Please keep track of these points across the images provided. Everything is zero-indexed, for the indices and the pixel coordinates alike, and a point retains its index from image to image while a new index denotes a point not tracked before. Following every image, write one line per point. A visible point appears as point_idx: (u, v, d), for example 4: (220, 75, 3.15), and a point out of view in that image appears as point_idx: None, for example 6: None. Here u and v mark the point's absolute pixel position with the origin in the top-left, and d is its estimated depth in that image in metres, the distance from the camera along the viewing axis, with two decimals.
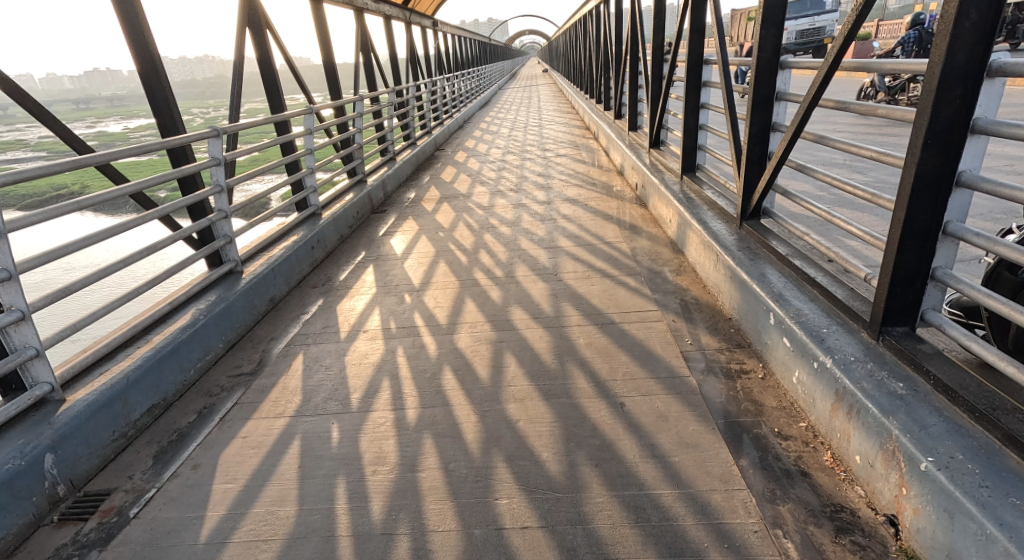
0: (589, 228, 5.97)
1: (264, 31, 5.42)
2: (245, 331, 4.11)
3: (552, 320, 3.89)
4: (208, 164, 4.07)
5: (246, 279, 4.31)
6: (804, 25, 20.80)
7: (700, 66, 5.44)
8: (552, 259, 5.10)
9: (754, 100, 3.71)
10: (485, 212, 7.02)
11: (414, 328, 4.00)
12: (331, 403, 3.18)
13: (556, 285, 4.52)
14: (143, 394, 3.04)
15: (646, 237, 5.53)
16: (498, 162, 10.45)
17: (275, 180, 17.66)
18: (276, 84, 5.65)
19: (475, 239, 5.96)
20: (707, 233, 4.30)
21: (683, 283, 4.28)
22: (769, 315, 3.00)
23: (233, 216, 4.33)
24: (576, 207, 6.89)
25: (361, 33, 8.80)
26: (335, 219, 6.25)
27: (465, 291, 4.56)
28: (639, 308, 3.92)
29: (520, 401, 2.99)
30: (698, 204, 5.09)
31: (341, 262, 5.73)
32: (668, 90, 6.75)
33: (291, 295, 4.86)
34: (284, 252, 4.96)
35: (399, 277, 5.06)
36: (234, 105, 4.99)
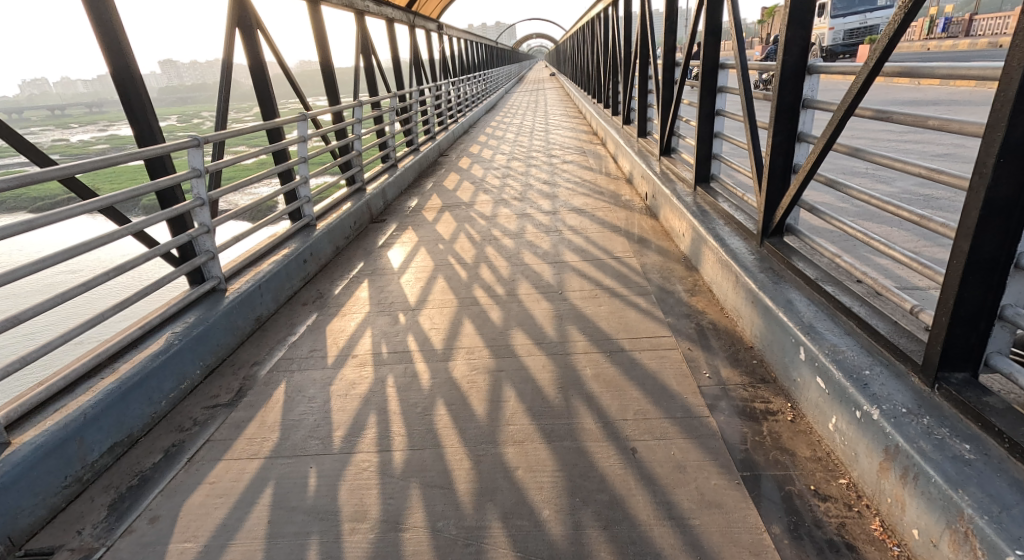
0: (596, 241, 5.66)
1: (256, 32, 5.17)
2: (226, 355, 3.82)
3: (556, 346, 3.58)
4: (189, 175, 3.77)
5: (229, 298, 4.02)
6: (854, 23, 19.62)
7: (716, 71, 5.11)
8: (558, 275, 4.80)
9: (778, 108, 3.39)
10: (488, 222, 6.72)
11: (407, 353, 3.70)
12: (311, 442, 2.88)
13: (561, 305, 4.21)
14: (102, 433, 2.74)
15: (657, 252, 5.21)
16: (502, 169, 10.16)
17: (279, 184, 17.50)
18: (269, 89, 5.36)
19: (477, 251, 5.66)
20: (724, 250, 3.98)
21: (698, 304, 3.97)
22: (800, 349, 2.66)
23: (217, 231, 4.03)
24: (582, 218, 6.58)
25: (362, 36, 8.54)
26: (330, 230, 5.96)
27: (464, 311, 4.26)
28: (651, 334, 3.60)
29: (519, 444, 2.68)
30: (714, 218, 4.77)
31: (336, 276, 5.44)
32: (679, 96, 6.44)
33: (280, 313, 4.57)
34: (273, 266, 4.68)
35: (395, 294, 4.77)
36: (221, 111, 4.71)
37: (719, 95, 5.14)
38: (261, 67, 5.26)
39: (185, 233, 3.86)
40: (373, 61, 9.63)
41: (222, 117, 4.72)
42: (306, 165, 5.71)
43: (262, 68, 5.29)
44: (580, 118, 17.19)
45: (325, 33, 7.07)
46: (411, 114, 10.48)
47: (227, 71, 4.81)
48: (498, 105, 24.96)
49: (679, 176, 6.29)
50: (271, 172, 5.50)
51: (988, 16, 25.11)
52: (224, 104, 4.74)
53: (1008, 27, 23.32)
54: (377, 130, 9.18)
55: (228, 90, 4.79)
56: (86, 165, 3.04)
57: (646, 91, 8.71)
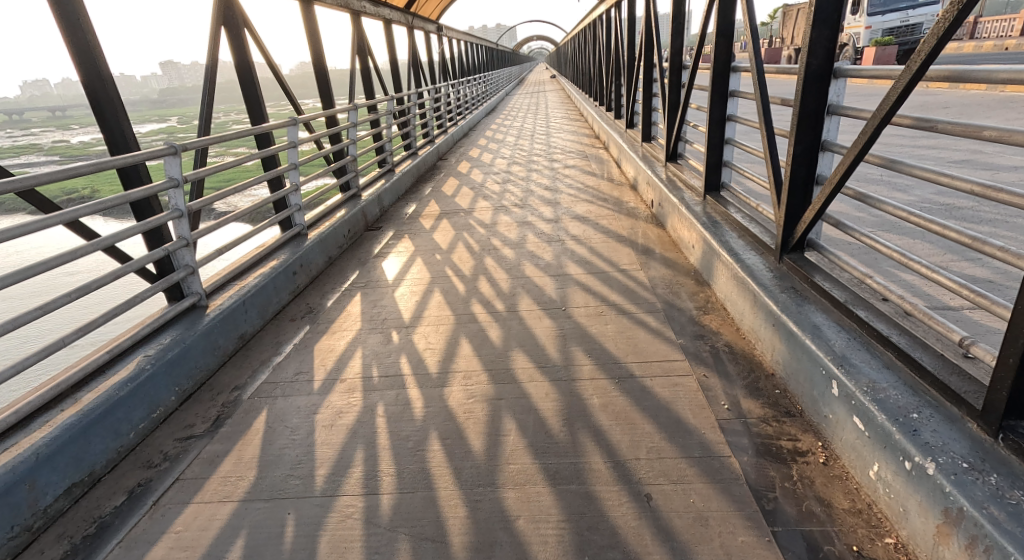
0: (601, 252, 5.40)
1: (243, 31, 4.92)
2: (205, 378, 3.54)
3: (559, 371, 3.32)
4: (165, 185, 3.51)
5: (210, 316, 3.75)
6: (894, 21, 19.06)
7: (727, 74, 4.85)
8: (561, 289, 4.54)
9: (801, 114, 3.13)
10: (488, 231, 6.48)
11: (399, 377, 3.44)
12: (291, 482, 2.61)
13: (565, 324, 3.96)
14: (57, 474, 2.48)
15: (665, 264, 4.95)
16: (503, 173, 9.92)
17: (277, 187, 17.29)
18: (257, 91, 5.11)
19: (475, 262, 5.41)
20: (739, 266, 3.71)
21: (712, 324, 3.70)
22: (832, 383, 2.39)
23: (197, 243, 3.76)
24: (586, 226, 6.33)
25: (358, 36, 8.29)
26: (322, 239, 5.69)
27: (461, 329, 4.01)
28: (662, 358, 3.34)
29: (521, 487, 2.42)
30: (726, 229, 4.51)
31: (327, 288, 5.16)
32: (687, 100, 6.18)
33: (266, 329, 4.31)
34: (260, 279, 4.41)
35: (388, 309, 4.51)
36: (204, 115, 4.44)
37: (730, 100, 4.89)
38: (248, 68, 5.01)
39: (161, 246, 3.59)
40: (370, 63, 9.38)
41: (206, 121, 4.45)
42: (297, 172, 5.44)
43: (251, 70, 5.04)
44: (581, 121, 16.95)
45: (318, 34, 6.82)
46: (410, 117, 10.22)
47: (212, 72, 4.55)
48: (499, 107, 24.71)
49: (687, 184, 6.03)
50: (260, 179, 5.23)
51: (992, 19, 24.97)
52: (208, 108, 4.48)
53: (1014, 28, 23.02)
54: (373, 134, 8.91)
55: (213, 92, 4.53)
56: (43, 176, 2.76)
57: (651, 95, 8.46)
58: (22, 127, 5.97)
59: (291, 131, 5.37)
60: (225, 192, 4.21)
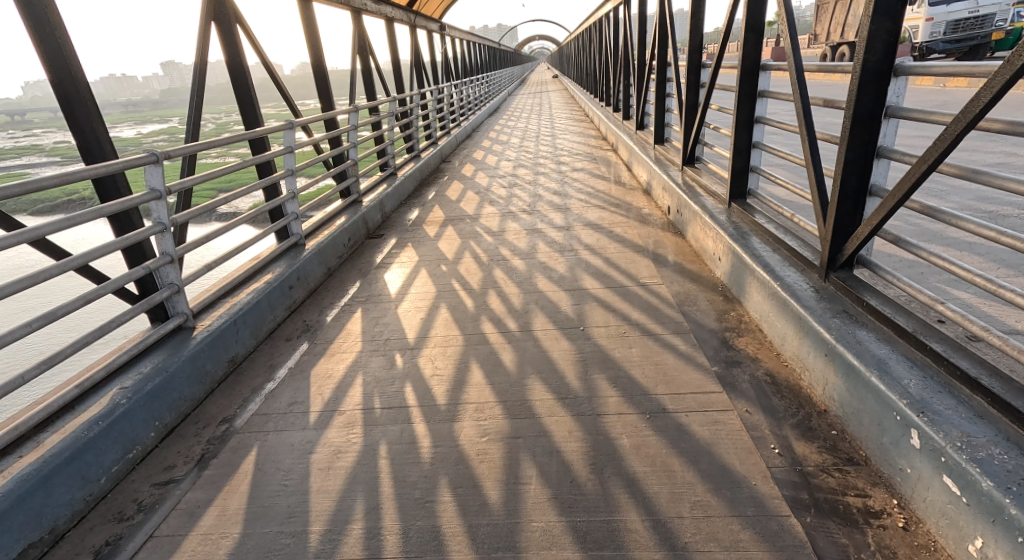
0: (618, 264, 5.06)
1: (235, 26, 4.59)
2: (190, 409, 3.21)
3: (583, 404, 2.98)
4: (146, 197, 3.16)
5: (196, 340, 3.40)
6: (962, 13, 16.17)
7: (756, 73, 4.51)
8: (577, 306, 4.20)
9: (854, 117, 2.80)
10: (496, 239, 6.14)
11: (404, 410, 3.10)
12: (282, 542, 2.27)
13: (585, 347, 3.62)
14: (10, 535, 2.16)
15: (689, 277, 4.61)
16: (509, 177, 9.59)
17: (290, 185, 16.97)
18: (250, 92, 4.77)
19: (484, 274, 5.07)
20: (778, 284, 3.36)
21: (748, 348, 3.35)
22: (911, 433, 2.05)
23: (182, 260, 3.41)
24: (599, 234, 6.00)
25: (359, 35, 7.94)
26: (321, 250, 5.35)
27: (471, 352, 3.67)
28: (697, 388, 3.00)
29: (547, 552, 2.09)
30: (757, 241, 4.17)
31: (326, 303, 4.82)
32: (707, 101, 5.83)
33: (259, 349, 3.97)
34: (253, 295, 4.08)
35: (392, 328, 4.17)
36: (192, 116, 4.10)
37: (758, 100, 4.54)
38: (241, 67, 4.68)
39: (142, 264, 3.25)
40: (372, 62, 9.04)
41: (194, 124, 4.12)
42: (293, 179, 5.10)
43: (245, 68, 4.70)
44: (586, 122, 16.60)
45: (317, 31, 6.49)
46: (412, 119, 9.86)
47: (201, 70, 4.22)
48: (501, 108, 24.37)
49: (708, 190, 5.69)
50: (254, 186, 4.89)
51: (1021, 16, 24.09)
52: (196, 110, 4.14)
53: None
54: (375, 136, 8.57)
55: (202, 92, 4.20)
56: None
57: (664, 95, 8.11)
58: (14, 129, 5.64)
59: (287, 135, 5.02)
60: (215, 202, 3.87)
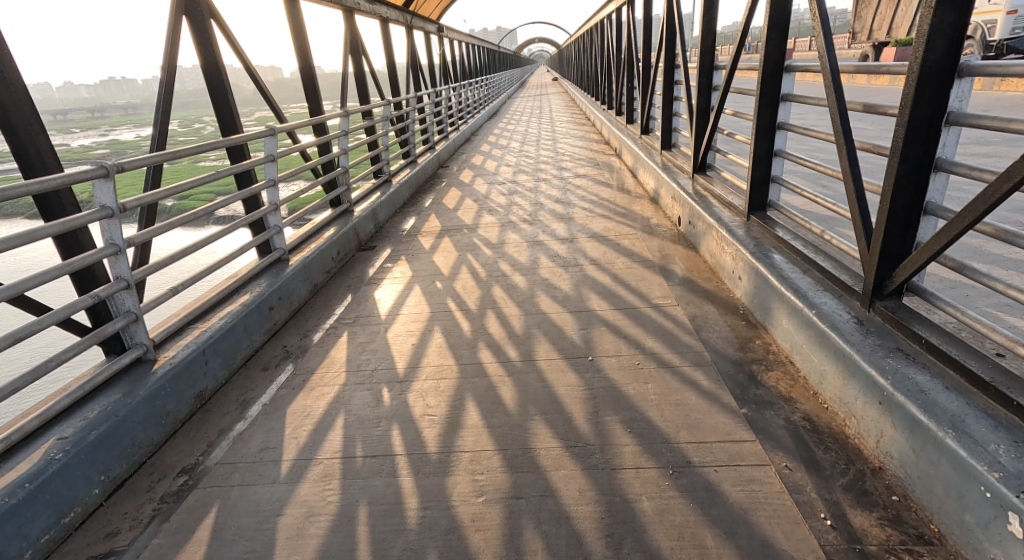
0: (627, 281, 4.67)
1: (209, 20, 4.20)
2: (148, 456, 2.83)
3: (595, 455, 2.59)
4: (95, 215, 2.76)
5: (158, 375, 3.02)
6: None
7: (778, 74, 4.13)
8: (584, 332, 3.82)
9: (908, 124, 2.42)
10: (495, 252, 5.76)
11: (389, 460, 2.71)
12: None
13: (594, 381, 3.24)
14: None
15: (705, 297, 4.22)
16: (509, 183, 9.22)
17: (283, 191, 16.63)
18: (228, 96, 4.38)
19: (482, 293, 4.69)
20: (813, 312, 2.97)
21: (780, 385, 2.95)
22: (1011, 519, 1.67)
23: (140, 284, 3.02)
24: (605, 247, 5.62)
25: (351, 35, 7.55)
26: (306, 266, 4.96)
27: (467, 386, 3.29)
28: (724, 436, 2.60)
29: None
30: (781, 259, 3.78)
31: (310, 324, 4.43)
32: (721, 105, 5.45)
33: (232, 381, 3.57)
34: (226, 320, 3.68)
35: (381, 356, 3.78)
36: (158, 122, 3.72)
37: (781, 104, 4.16)
38: (217, 67, 4.29)
39: (92, 291, 2.85)
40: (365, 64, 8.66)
41: (160, 130, 3.75)
42: (275, 190, 4.70)
43: (221, 65, 4.32)
44: (587, 126, 16.26)
45: (303, 29, 6.09)
46: (408, 123, 9.47)
47: (169, 70, 3.84)
48: (500, 111, 23.98)
49: (722, 200, 5.30)
50: (232, 198, 4.49)
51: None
52: (163, 115, 3.76)
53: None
54: (368, 142, 8.16)
55: (169, 94, 3.81)
56: None
57: (673, 99, 7.73)
58: None
59: (268, 142, 4.63)
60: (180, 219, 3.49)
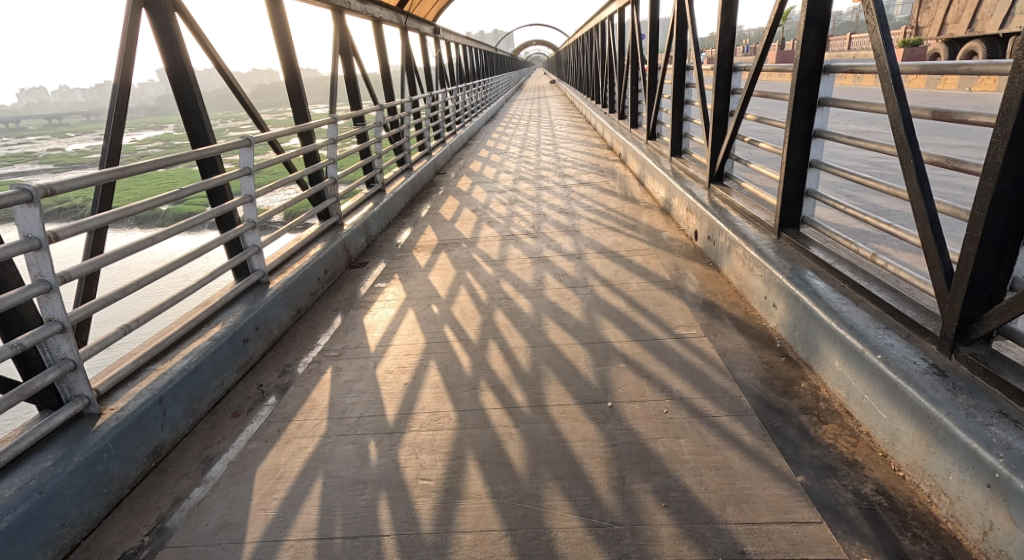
0: (644, 305, 4.21)
1: (172, 13, 3.73)
2: (85, 538, 2.36)
3: (624, 540, 2.13)
4: (18, 248, 2.29)
5: (100, 433, 2.55)
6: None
7: (815, 77, 3.68)
8: (601, 370, 3.37)
9: (1008, 137, 1.97)
10: (497, 271, 5.30)
11: (375, 543, 2.25)
12: None
13: (616, 434, 2.77)
14: None
15: (735, 326, 3.76)
16: (509, 192, 8.74)
17: (276, 198, 16.16)
18: (198, 102, 3.91)
19: (483, 320, 4.22)
20: (878, 355, 2.50)
21: (840, 443, 2.49)
22: None
23: (78, 325, 2.53)
24: (616, 264, 5.16)
25: (341, 35, 7.08)
26: (288, 290, 4.48)
27: (469, 441, 2.82)
28: (782, 516, 2.14)
29: None
30: (825, 285, 3.32)
31: (292, 357, 3.94)
32: (743, 110, 5.00)
33: (197, 431, 3.09)
34: (191, 358, 3.20)
35: (369, 399, 3.31)
36: (109, 133, 3.27)
37: (818, 109, 3.72)
38: (184, 70, 3.83)
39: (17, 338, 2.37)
40: (357, 66, 8.19)
41: (112, 142, 3.30)
42: (253, 207, 4.22)
43: (187, 64, 3.85)
44: (587, 130, 15.77)
45: (286, 27, 5.62)
46: (403, 129, 9.00)
47: (124, 72, 3.38)
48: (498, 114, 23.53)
49: (746, 214, 4.85)
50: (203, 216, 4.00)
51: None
52: (116, 125, 3.31)
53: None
54: (360, 150, 7.68)
55: (124, 100, 3.36)
56: None
57: (684, 102, 7.27)
58: None
59: (243, 154, 4.15)
60: (123, 249, 3.03)
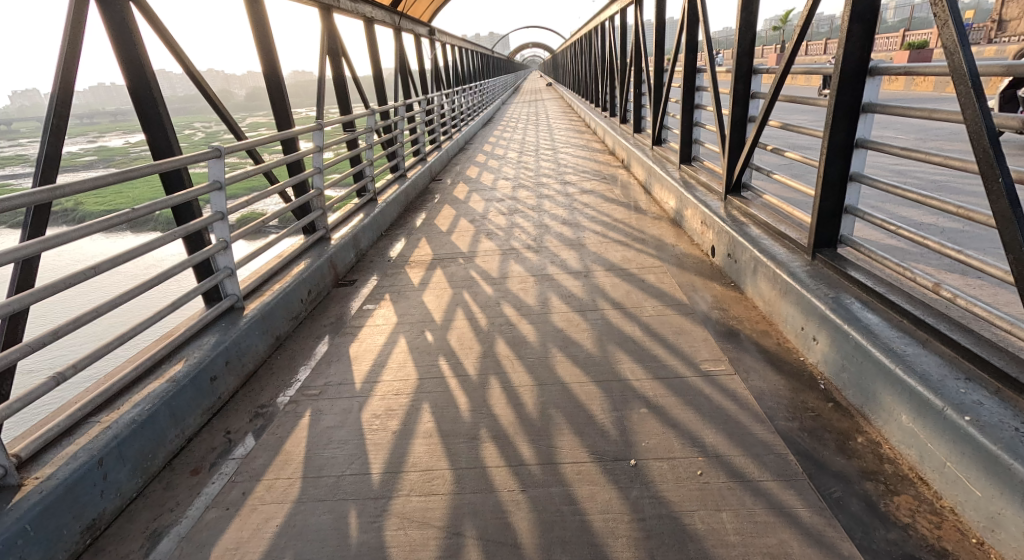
0: (663, 334, 3.78)
1: (126, 4, 3.28)
2: None
3: None
4: None
5: (16, 511, 2.08)
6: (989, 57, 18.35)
7: (859, 78, 3.26)
8: (620, 416, 2.92)
9: None
10: (496, 291, 4.86)
11: None
12: None
13: (644, 504, 2.33)
14: None
15: (768, 361, 3.31)
16: (508, 201, 8.30)
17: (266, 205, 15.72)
18: (159, 108, 3.44)
19: (483, 350, 3.77)
20: (965, 416, 2.06)
21: (921, 525, 2.06)
22: None
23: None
24: (628, 284, 4.73)
25: (329, 35, 6.62)
26: (265, 315, 4.01)
27: (467, 511, 2.37)
28: None
29: None
30: (877, 317, 2.88)
31: (266, 395, 3.48)
32: (766, 117, 4.58)
33: (147, 493, 2.62)
34: (143, 407, 2.73)
35: (352, 451, 2.85)
36: (45, 144, 2.84)
37: (861, 116, 3.30)
38: (142, 71, 3.37)
39: None
40: (347, 68, 7.74)
41: (48, 154, 2.87)
42: (225, 225, 3.76)
43: (146, 62, 3.40)
44: (587, 134, 15.34)
45: (266, 25, 5.16)
46: (395, 134, 8.53)
47: (65, 72, 2.94)
48: (494, 118, 23.15)
49: (771, 230, 4.41)
50: (168, 236, 3.54)
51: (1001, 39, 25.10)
52: (53, 134, 2.88)
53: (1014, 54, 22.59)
54: (351, 157, 7.22)
55: (64, 105, 2.93)
56: None
57: (695, 107, 6.84)
58: None
59: (213, 166, 3.69)
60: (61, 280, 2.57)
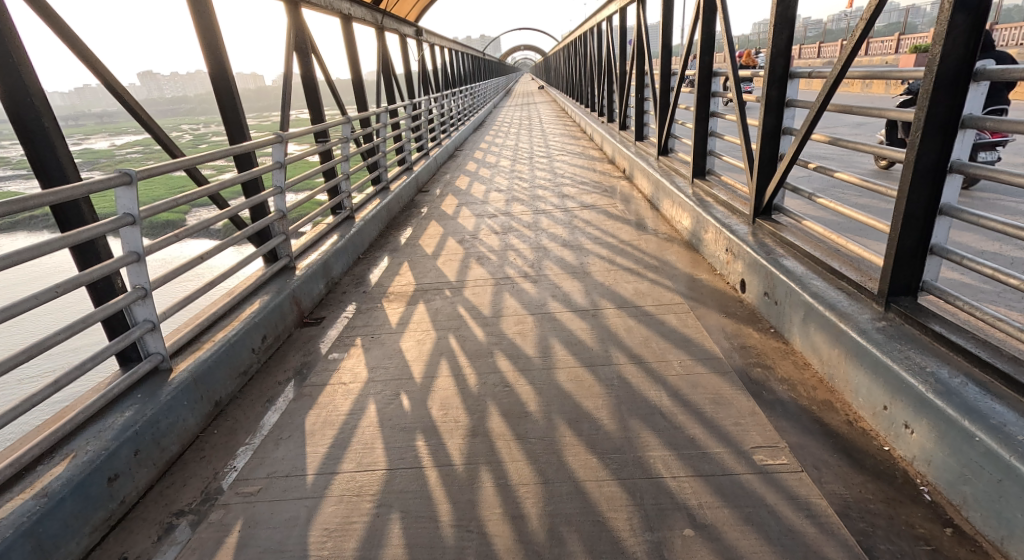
0: (698, 404, 3.00)
1: None
2: None
3: None
4: None
5: None
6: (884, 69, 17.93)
7: (961, 86, 2.49)
8: (656, 542, 2.16)
9: None
10: (487, 335, 4.07)
11: None
12: None
13: None
14: None
15: (843, 452, 2.54)
16: (501, 217, 7.51)
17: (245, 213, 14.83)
18: (43, 124, 2.64)
19: (471, 427, 2.97)
20: None
21: None
22: None
23: None
24: (646, 328, 3.96)
25: (296, 32, 5.80)
26: (199, 378, 3.19)
27: None
28: None
29: None
30: (1011, 408, 2.10)
31: (188, 492, 2.67)
32: (809, 130, 3.80)
33: None
34: None
35: None
36: None
37: (958, 133, 2.52)
38: (17, 74, 2.56)
39: None
40: (321, 69, 6.92)
41: None
42: (142, 268, 2.94)
43: (22, 60, 2.59)
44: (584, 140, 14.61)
45: (212, 17, 4.33)
46: (377, 143, 7.71)
47: None
48: (485, 122, 22.38)
49: (819, 266, 3.64)
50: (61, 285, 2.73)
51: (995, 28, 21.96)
52: None
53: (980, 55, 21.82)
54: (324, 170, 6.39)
55: None
56: None
57: (711, 114, 6.06)
58: None
59: (123, 194, 2.88)
60: None
